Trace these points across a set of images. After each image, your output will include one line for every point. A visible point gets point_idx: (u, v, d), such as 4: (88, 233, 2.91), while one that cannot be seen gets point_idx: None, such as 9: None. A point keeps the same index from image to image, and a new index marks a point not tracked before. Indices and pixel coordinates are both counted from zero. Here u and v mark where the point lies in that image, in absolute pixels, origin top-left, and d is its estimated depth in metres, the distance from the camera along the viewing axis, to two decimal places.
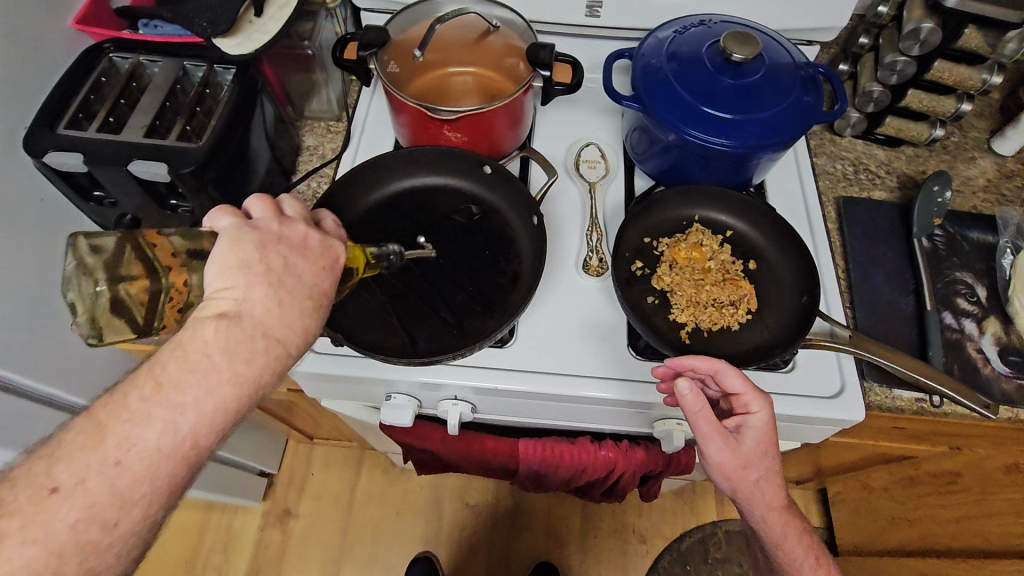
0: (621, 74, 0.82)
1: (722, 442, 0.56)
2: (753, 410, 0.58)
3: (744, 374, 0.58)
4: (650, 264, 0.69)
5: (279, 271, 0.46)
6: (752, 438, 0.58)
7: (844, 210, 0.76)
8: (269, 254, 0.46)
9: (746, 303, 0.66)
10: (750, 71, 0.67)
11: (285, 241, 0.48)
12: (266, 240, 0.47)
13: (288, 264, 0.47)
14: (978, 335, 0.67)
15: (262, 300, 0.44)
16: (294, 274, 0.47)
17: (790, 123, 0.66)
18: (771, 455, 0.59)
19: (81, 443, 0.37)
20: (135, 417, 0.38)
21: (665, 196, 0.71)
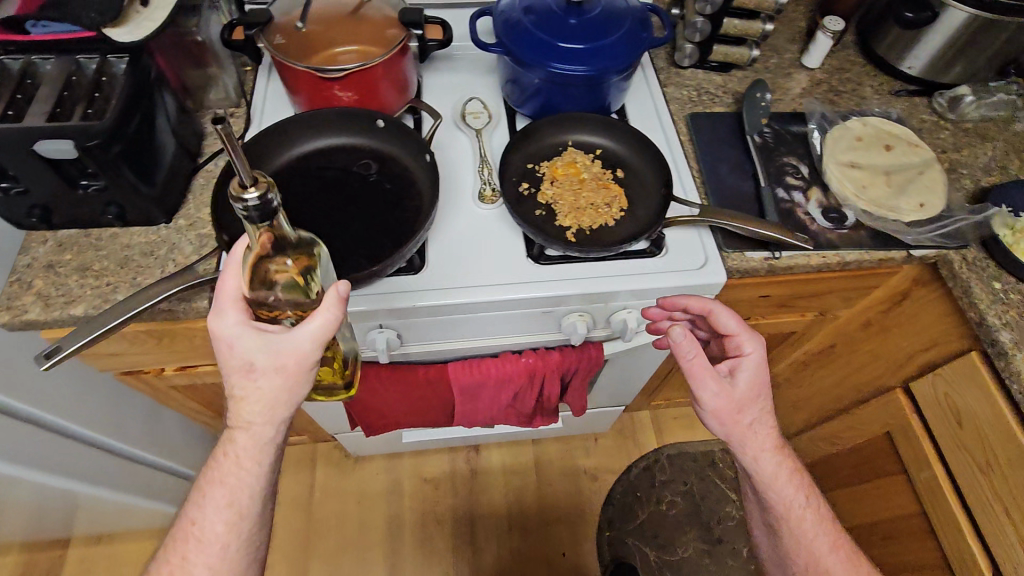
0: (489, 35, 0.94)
1: (718, 382, 0.66)
2: (746, 350, 0.69)
3: (739, 318, 0.72)
4: (534, 184, 0.79)
5: (242, 366, 0.52)
6: (743, 378, 0.68)
7: (692, 122, 0.90)
8: (228, 362, 0.53)
9: (617, 202, 0.78)
10: (588, 9, 0.80)
11: (223, 343, 0.52)
12: (218, 356, 0.53)
13: (241, 351, 0.52)
14: (805, 202, 0.81)
15: (256, 392, 0.53)
16: (247, 360, 0.52)
17: (628, 46, 0.79)
18: (763, 397, 0.69)
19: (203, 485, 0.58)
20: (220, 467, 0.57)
21: (538, 127, 0.83)
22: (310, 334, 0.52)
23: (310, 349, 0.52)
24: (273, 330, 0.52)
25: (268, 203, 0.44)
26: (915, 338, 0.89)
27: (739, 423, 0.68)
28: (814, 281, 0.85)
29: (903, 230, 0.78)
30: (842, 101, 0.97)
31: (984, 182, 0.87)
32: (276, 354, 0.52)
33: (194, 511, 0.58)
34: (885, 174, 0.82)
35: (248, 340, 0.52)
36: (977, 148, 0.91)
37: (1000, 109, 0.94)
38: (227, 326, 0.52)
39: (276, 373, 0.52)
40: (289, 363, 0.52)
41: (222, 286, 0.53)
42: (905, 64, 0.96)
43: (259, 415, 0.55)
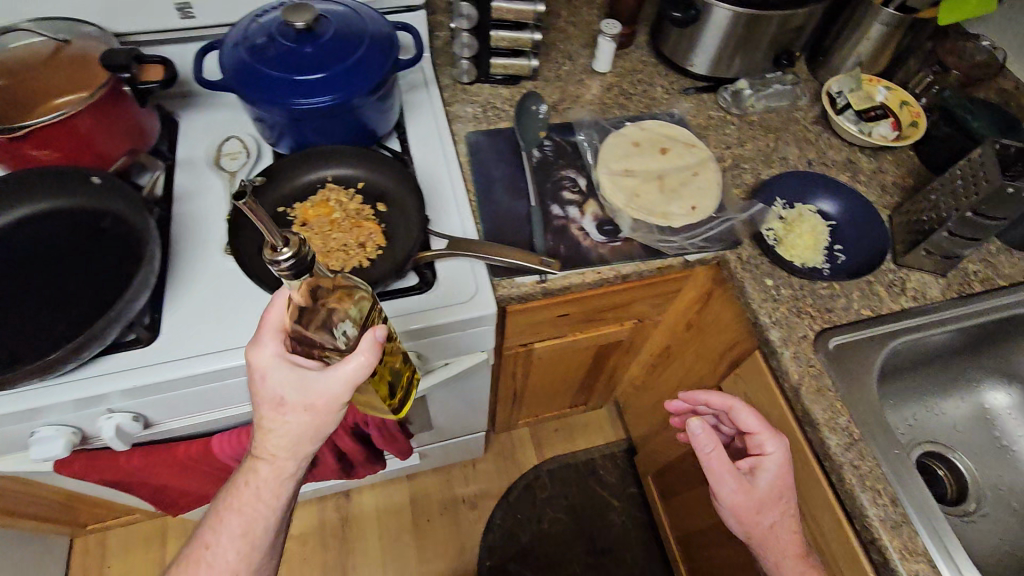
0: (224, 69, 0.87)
1: (736, 479, 0.65)
2: (767, 450, 0.67)
3: (762, 419, 0.68)
4: (283, 229, 0.73)
5: (279, 399, 0.50)
6: (764, 478, 0.66)
7: (470, 143, 0.86)
8: (257, 385, 0.51)
9: (373, 241, 0.72)
10: (319, 34, 0.73)
11: (257, 373, 0.50)
12: (254, 381, 0.51)
13: (274, 384, 0.50)
14: (581, 216, 0.78)
15: (282, 430, 0.51)
16: (279, 396, 0.50)
17: (375, 65, 0.75)
18: (786, 495, 0.66)
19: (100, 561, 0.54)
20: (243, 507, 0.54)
21: (288, 166, 0.77)
22: (281, 392, 0.50)
23: (309, 398, 0.49)
24: (290, 369, 0.49)
25: (303, 258, 0.40)
26: (721, 338, 0.88)
27: (755, 501, 0.65)
28: (608, 296, 0.83)
29: (674, 238, 0.77)
30: (633, 104, 0.94)
31: (765, 176, 0.87)
32: (279, 392, 0.50)
33: (213, 526, 0.54)
34: (659, 180, 0.81)
35: (286, 374, 0.49)
36: (760, 141, 0.91)
37: (781, 99, 0.94)
38: (266, 354, 0.50)
39: (304, 414, 0.50)
40: (301, 410, 0.50)
41: (265, 318, 0.51)
42: (689, 62, 0.94)
43: (280, 452, 0.52)
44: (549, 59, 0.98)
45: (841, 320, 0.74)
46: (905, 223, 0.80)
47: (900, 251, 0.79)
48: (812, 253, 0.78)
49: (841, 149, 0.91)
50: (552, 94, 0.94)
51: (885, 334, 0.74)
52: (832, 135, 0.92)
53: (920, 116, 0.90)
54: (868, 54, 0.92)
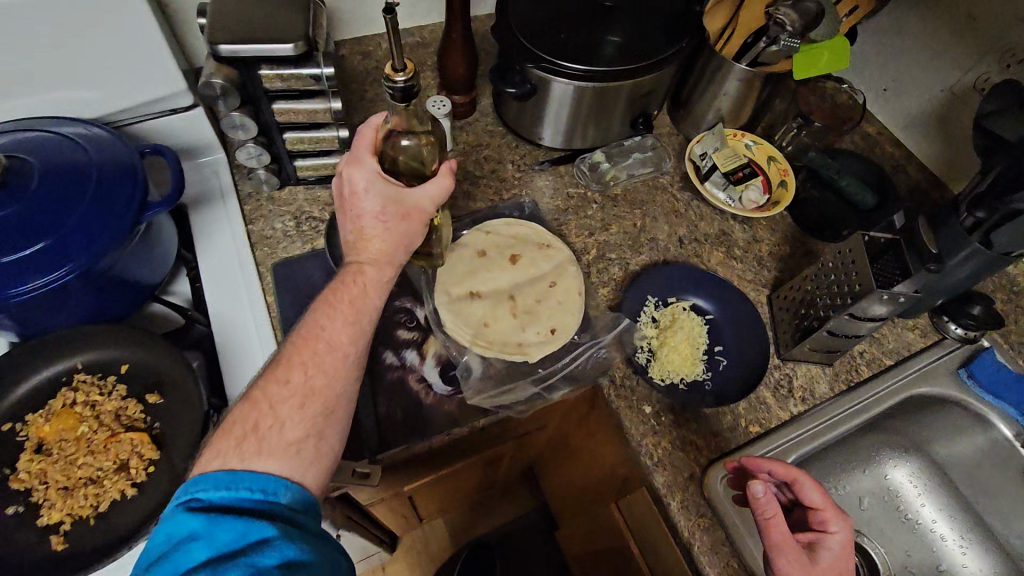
0: None
1: (795, 545, 0.54)
2: (833, 529, 0.56)
3: (826, 494, 0.57)
4: (8, 463, 0.54)
5: (355, 222, 0.54)
6: (826, 558, 0.55)
7: (276, 276, 0.69)
8: (345, 194, 0.55)
9: (138, 458, 0.55)
10: (18, 186, 0.54)
11: (352, 192, 0.54)
12: (344, 200, 0.55)
13: (361, 200, 0.54)
14: (420, 362, 0.64)
15: (372, 241, 0.54)
16: (364, 207, 0.54)
17: (115, 213, 0.56)
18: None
19: (337, 293, 0.53)
20: (331, 304, 0.52)
21: (14, 367, 0.55)
22: (377, 208, 0.53)
23: (395, 219, 0.54)
24: (383, 183, 0.54)
25: (411, 87, 0.46)
26: (613, 455, 0.76)
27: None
28: (471, 441, 0.69)
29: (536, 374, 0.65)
30: (481, 190, 0.81)
31: (634, 265, 0.77)
32: (377, 205, 0.54)
33: (305, 346, 0.50)
34: (510, 300, 0.68)
35: (376, 200, 0.53)
36: (626, 221, 0.80)
37: (643, 168, 0.84)
38: (358, 176, 0.54)
39: (399, 223, 0.54)
40: (402, 217, 0.54)
41: (359, 136, 0.56)
42: (537, 135, 0.82)
43: (371, 279, 0.54)
44: None
45: (729, 444, 0.65)
46: (789, 311, 0.71)
47: (784, 344, 0.71)
48: (690, 365, 0.69)
49: (713, 219, 0.82)
50: None
51: (772, 455, 0.66)
52: (702, 203, 0.83)
53: (789, 173, 0.82)
54: (729, 110, 0.84)
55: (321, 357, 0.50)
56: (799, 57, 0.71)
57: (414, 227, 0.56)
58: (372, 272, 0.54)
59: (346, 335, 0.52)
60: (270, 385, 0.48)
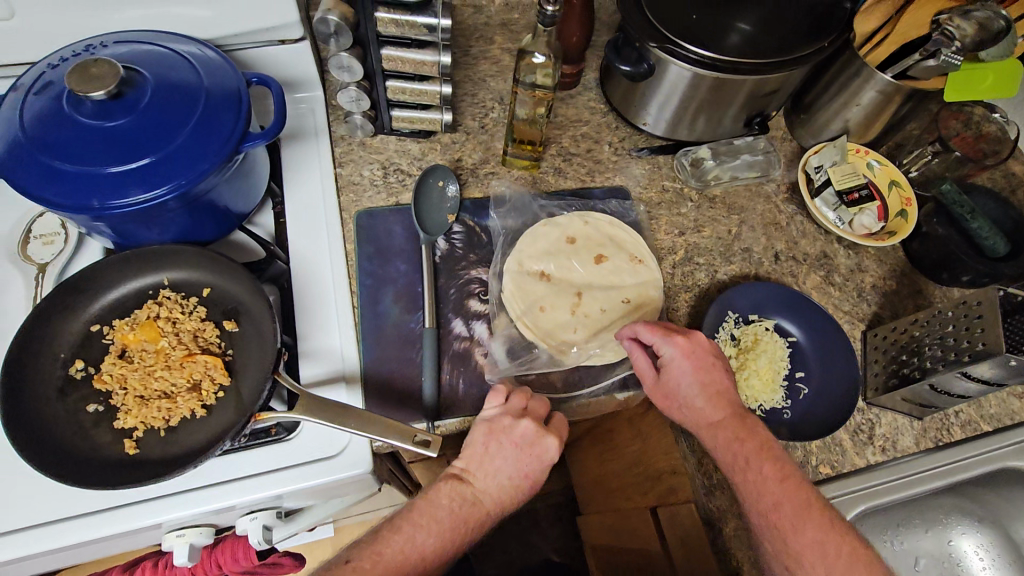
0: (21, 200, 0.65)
1: (657, 379, 0.59)
2: (671, 347, 0.59)
3: (659, 324, 0.60)
4: (94, 361, 0.56)
5: (483, 458, 0.56)
6: (676, 374, 0.58)
7: (358, 225, 0.69)
8: (477, 431, 0.56)
9: (209, 379, 0.56)
10: (134, 102, 0.54)
11: (506, 439, 0.56)
12: (479, 434, 0.56)
13: (490, 439, 0.56)
14: (489, 337, 0.63)
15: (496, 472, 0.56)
16: (497, 463, 0.56)
17: (207, 142, 0.55)
18: (721, 407, 0.57)
19: (442, 490, 0.55)
20: (461, 494, 0.55)
21: (112, 269, 0.58)
22: (511, 474, 0.56)
23: (523, 455, 0.56)
24: (534, 459, 0.56)
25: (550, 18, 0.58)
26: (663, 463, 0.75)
27: (682, 406, 0.58)
28: None
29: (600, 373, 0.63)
30: (574, 168, 0.77)
31: (722, 275, 0.72)
32: (514, 467, 0.56)
33: (422, 521, 0.52)
34: (576, 295, 0.66)
35: (512, 459, 0.56)
36: (720, 225, 0.76)
37: (747, 173, 0.79)
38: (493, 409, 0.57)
39: (520, 475, 0.56)
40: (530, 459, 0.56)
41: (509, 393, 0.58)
42: (641, 120, 0.78)
43: (488, 486, 0.56)
44: (475, 102, 0.79)
45: None
46: (887, 354, 0.66)
47: (872, 388, 0.66)
48: (768, 391, 0.65)
49: (815, 239, 0.76)
50: (473, 152, 0.76)
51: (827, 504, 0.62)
52: (806, 219, 0.77)
53: (911, 202, 0.75)
54: (857, 123, 0.77)
55: (429, 531, 0.52)
56: (954, 73, 0.65)
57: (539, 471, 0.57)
58: (482, 495, 0.55)
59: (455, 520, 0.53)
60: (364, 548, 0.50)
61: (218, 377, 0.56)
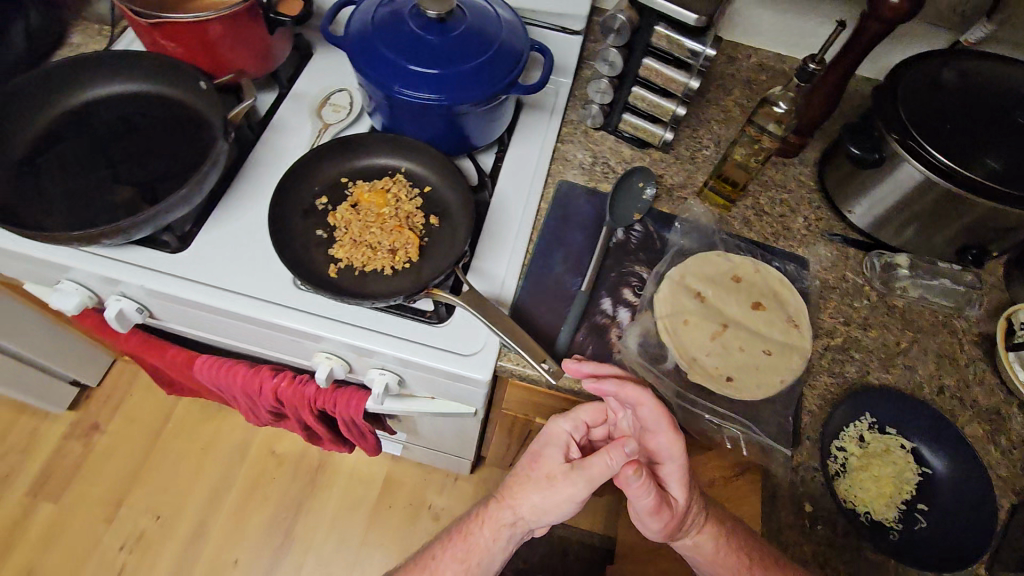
0: (333, 76, 0.85)
1: (657, 503, 0.60)
2: (670, 452, 0.61)
3: (667, 416, 0.60)
4: (332, 202, 0.71)
5: (530, 475, 0.68)
6: (671, 478, 0.62)
7: (557, 191, 0.79)
8: (536, 449, 0.69)
9: (405, 250, 0.67)
10: (450, 27, 0.69)
11: (541, 462, 0.67)
12: (535, 453, 0.69)
13: (540, 459, 0.68)
14: (627, 324, 0.68)
15: (528, 494, 0.67)
16: (534, 489, 0.67)
17: (486, 77, 0.69)
18: (694, 501, 0.64)
19: (482, 520, 0.70)
20: (494, 528, 0.69)
21: (374, 143, 0.73)
22: (537, 498, 0.66)
23: (552, 486, 0.65)
24: (562, 487, 0.65)
25: (807, 70, 0.65)
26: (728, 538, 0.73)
27: (675, 521, 0.62)
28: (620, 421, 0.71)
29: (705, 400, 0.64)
30: (762, 224, 0.80)
31: (872, 377, 0.70)
32: (541, 490, 0.66)
33: (464, 541, 0.70)
34: (720, 325, 0.67)
35: (545, 488, 0.66)
36: (890, 333, 0.73)
37: (940, 298, 0.76)
38: (559, 431, 0.68)
39: (548, 496, 0.65)
40: (561, 496, 0.65)
41: (581, 412, 0.67)
42: (847, 206, 0.79)
43: (522, 507, 0.67)
44: (696, 135, 0.86)
45: None
46: None
47: (1003, 563, 0.59)
48: (880, 503, 0.62)
49: (991, 391, 0.70)
50: (676, 173, 0.82)
51: None
52: (989, 368, 0.72)
53: None
54: None
55: (464, 551, 0.69)
56: None
57: (568, 495, 0.64)
58: (514, 517, 0.68)
59: (484, 546, 0.69)
60: (428, 546, 0.74)
61: (412, 251, 0.67)
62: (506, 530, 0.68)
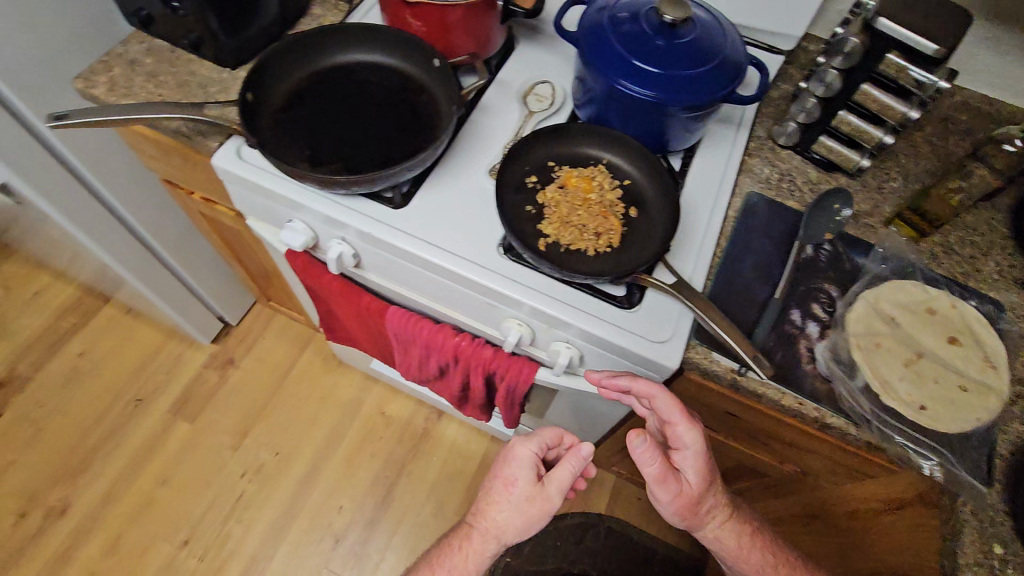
0: (537, 68, 0.91)
1: (666, 478, 0.70)
2: (686, 438, 0.70)
3: (679, 406, 0.68)
4: (541, 182, 0.75)
5: (503, 487, 0.74)
6: (686, 461, 0.71)
7: (747, 201, 0.81)
8: (507, 472, 0.74)
9: (608, 236, 0.72)
10: (680, 33, 0.73)
11: (512, 481, 0.73)
12: (508, 473, 0.74)
13: (511, 480, 0.73)
14: (817, 338, 0.69)
15: (506, 517, 0.73)
16: (513, 512, 0.72)
17: (706, 86, 0.72)
18: (708, 480, 0.73)
19: (459, 546, 0.75)
20: (474, 554, 0.74)
21: (583, 133, 0.78)
22: (519, 523, 0.72)
23: (535, 509, 0.72)
24: (557, 499, 0.72)
25: None
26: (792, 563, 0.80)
27: (688, 495, 0.73)
28: (794, 433, 0.72)
29: (899, 423, 0.64)
30: (953, 262, 0.78)
31: None
32: (523, 505, 0.72)
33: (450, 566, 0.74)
34: (914, 354, 0.66)
35: (524, 509, 0.72)
36: None
37: None
38: (524, 450, 0.74)
39: (531, 512, 0.72)
40: (535, 514, 0.72)
41: (545, 433, 0.74)
42: None
43: (498, 524, 0.73)
44: (886, 164, 0.85)
45: None
46: None
47: None
48: None
49: None
50: (864, 200, 0.82)
51: None
52: None
53: None
54: None
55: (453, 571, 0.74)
56: None
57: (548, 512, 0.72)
58: (495, 542, 0.73)
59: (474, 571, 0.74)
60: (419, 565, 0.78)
61: (615, 238, 0.71)
62: (489, 548, 0.74)
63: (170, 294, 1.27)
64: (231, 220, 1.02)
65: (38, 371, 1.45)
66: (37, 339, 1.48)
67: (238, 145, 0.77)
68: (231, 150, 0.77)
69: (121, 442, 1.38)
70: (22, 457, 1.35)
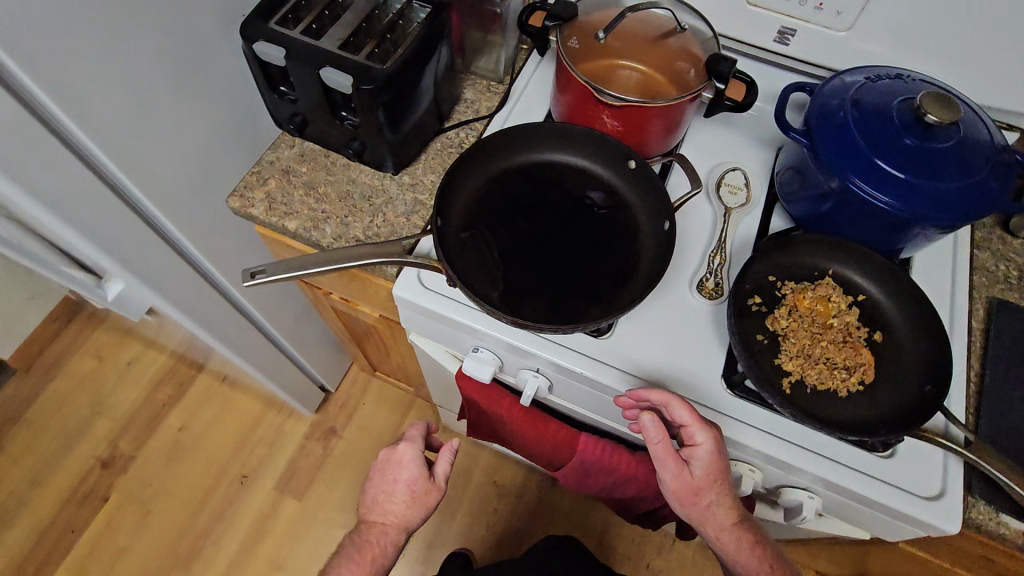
0: (721, 147, 0.81)
1: (669, 465, 0.65)
2: (698, 443, 0.61)
3: (691, 410, 0.61)
4: (766, 303, 0.66)
5: (393, 491, 0.78)
6: (699, 466, 0.63)
7: (994, 310, 0.70)
8: (386, 460, 0.79)
9: (860, 371, 0.63)
10: (937, 135, 0.61)
11: (405, 477, 0.78)
12: (390, 471, 0.79)
13: (409, 482, 0.78)
14: None
15: (397, 507, 0.77)
16: (398, 497, 0.78)
17: (968, 199, 0.61)
18: (722, 486, 0.65)
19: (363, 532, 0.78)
20: (370, 533, 0.77)
21: (808, 245, 0.69)
22: (421, 510, 0.78)
23: (427, 497, 0.78)
24: (420, 487, 0.78)
25: None
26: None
27: (692, 496, 0.66)
28: None
29: None
30: None
31: None
32: (406, 489, 0.78)
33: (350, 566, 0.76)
34: None
35: (410, 491, 0.78)
36: None
37: None
38: (408, 449, 0.79)
39: (422, 496, 0.78)
40: (430, 502, 0.78)
41: (414, 433, 0.80)
42: None
43: (404, 516, 0.77)
44: None
45: None
46: None
47: None
48: None
49: None
50: None
51: None
52: None
53: None
54: None
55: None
56: None
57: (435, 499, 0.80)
58: (398, 523, 0.77)
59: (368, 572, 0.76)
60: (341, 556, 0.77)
61: (867, 374, 0.63)
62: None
63: (283, 375, 1.21)
64: (369, 317, 0.94)
65: (140, 448, 1.41)
66: (135, 413, 1.44)
67: (419, 272, 0.69)
68: (411, 279, 0.69)
69: (230, 523, 1.34)
70: (135, 542, 1.32)
